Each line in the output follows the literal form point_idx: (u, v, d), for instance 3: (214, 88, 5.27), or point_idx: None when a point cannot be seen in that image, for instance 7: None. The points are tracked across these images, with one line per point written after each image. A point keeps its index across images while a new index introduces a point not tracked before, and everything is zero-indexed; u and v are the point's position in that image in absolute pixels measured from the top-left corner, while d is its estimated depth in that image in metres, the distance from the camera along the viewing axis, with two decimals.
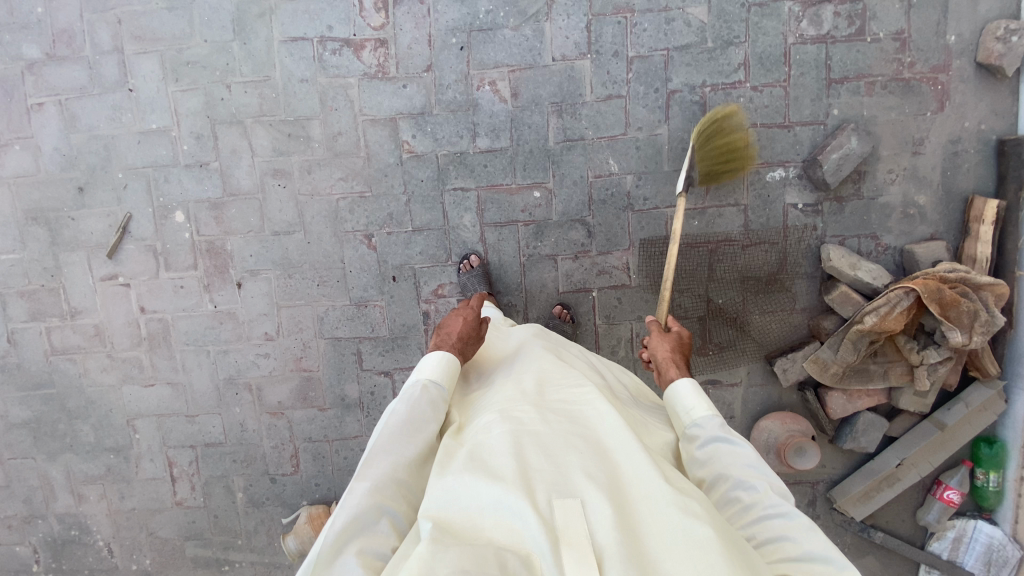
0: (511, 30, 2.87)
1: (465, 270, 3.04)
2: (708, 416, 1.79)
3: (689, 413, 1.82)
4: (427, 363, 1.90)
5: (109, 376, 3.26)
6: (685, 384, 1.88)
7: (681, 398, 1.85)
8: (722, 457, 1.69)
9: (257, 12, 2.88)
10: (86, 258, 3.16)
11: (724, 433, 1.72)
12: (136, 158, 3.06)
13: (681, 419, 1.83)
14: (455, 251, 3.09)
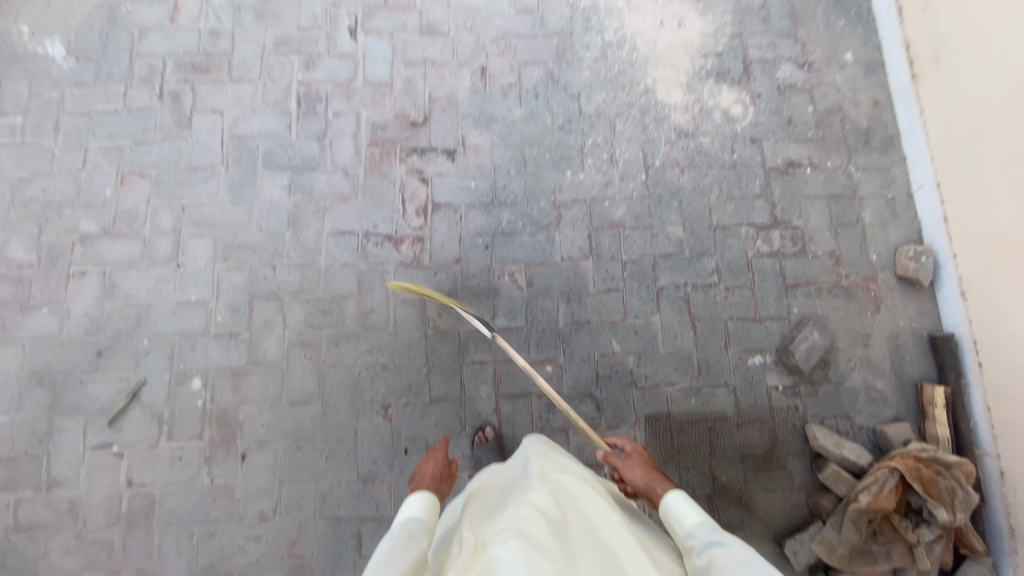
0: (528, 235, 3.44)
1: (479, 442, 3.12)
2: (700, 524, 2.09)
3: (684, 523, 2.12)
4: (411, 504, 2.03)
5: (66, 564, 2.87)
6: (675, 496, 2.20)
7: (673, 510, 2.17)
8: (717, 560, 1.94)
9: (313, 210, 3.37)
10: (83, 425, 3.03)
11: (715, 538, 2.01)
12: (167, 326, 3.18)
13: (680, 532, 2.13)
14: (469, 424, 3.18)
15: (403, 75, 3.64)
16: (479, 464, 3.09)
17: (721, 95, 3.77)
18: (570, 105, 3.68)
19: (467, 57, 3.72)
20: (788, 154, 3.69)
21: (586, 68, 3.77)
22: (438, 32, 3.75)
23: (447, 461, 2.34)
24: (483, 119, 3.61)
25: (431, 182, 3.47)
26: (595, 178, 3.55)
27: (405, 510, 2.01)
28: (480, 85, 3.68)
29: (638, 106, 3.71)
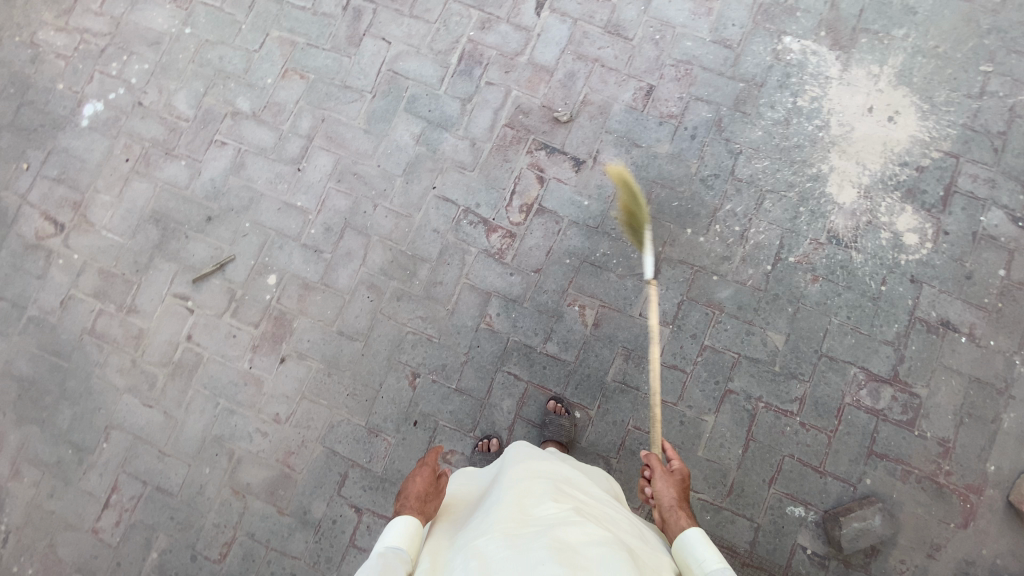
0: (617, 275, 3.24)
1: (480, 449, 3.10)
2: (719, 570, 1.75)
3: (700, 566, 1.79)
4: (391, 532, 1.89)
5: (120, 378, 3.32)
6: (694, 536, 1.87)
7: (689, 547, 1.85)
8: None
9: (430, 168, 3.43)
10: (174, 272, 3.41)
11: None
12: (269, 219, 3.44)
13: (693, 569, 1.81)
14: (480, 427, 3.17)
15: (567, 68, 3.49)
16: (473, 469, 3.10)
17: (897, 215, 3.23)
18: (723, 161, 3.33)
19: (639, 71, 3.47)
20: (945, 311, 3.12)
21: (760, 128, 3.37)
22: (621, 35, 3.52)
23: (437, 469, 2.20)
24: (627, 141, 3.38)
25: (547, 185, 3.37)
26: (713, 246, 3.23)
27: (377, 542, 1.89)
28: (640, 104, 3.42)
29: (797, 190, 3.28)
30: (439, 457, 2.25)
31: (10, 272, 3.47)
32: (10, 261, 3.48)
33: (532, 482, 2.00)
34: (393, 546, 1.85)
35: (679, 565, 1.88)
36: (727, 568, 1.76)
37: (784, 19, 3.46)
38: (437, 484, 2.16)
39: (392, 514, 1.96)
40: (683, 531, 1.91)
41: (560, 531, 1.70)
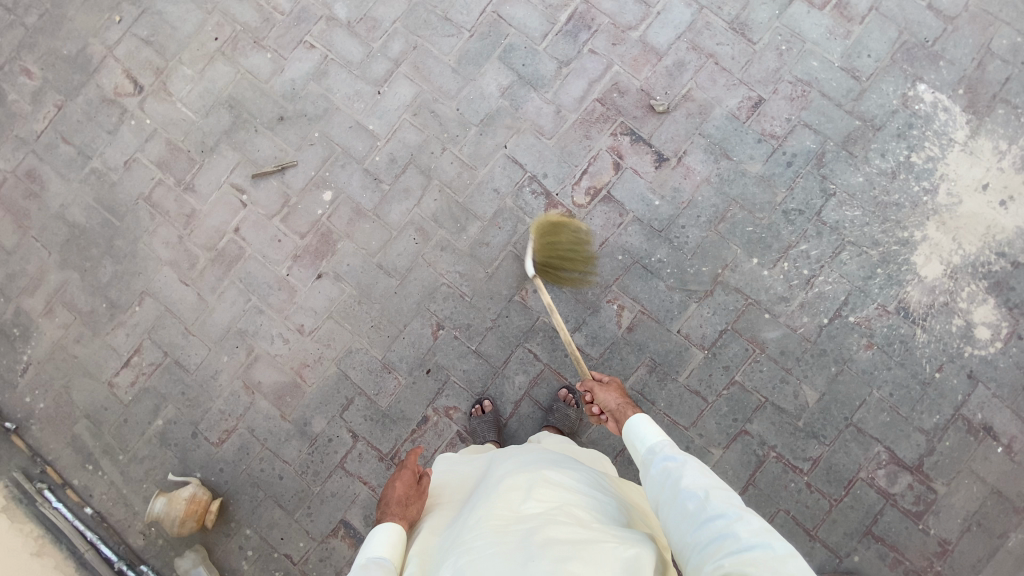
0: (666, 285, 3.12)
1: (476, 414, 3.10)
2: (659, 443, 1.90)
3: (644, 442, 1.94)
4: (374, 543, 1.91)
5: (164, 251, 3.41)
6: (635, 419, 2.02)
7: (633, 434, 1.99)
8: (670, 475, 1.74)
9: (508, 125, 3.31)
10: (236, 163, 3.43)
11: (671, 454, 1.81)
12: (338, 134, 3.40)
13: (639, 453, 1.94)
14: (488, 394, 3.18)
15: (678, 56, 3.27)
16: (473, 433, 3.09)
17: (978, 304, 3.01)
18: (811, 198, 3.12)
19: (753, 79, 3.22)
20: (994, 416, 2.94)
21: (862, 174, 3.12)
22: (744, 36, 3.26)
23: (416, 470, 2.20)
24: (717, 150, 3.18)
25: (622, 174, 3.21)
26: (773, 283, 3.08)
27: (363, 550, 1.91)
28: (743, 115, 3.20)
29: (880, 250, 3.07)
30: (417, 458, 2.24)
31: (83, 120, 3.53)
32: (85, 109, 3.53)
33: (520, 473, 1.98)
34: (377, 557, 1.87)
35: (631, 452, 2.00)
36: (666, 439, 1.91)
37: (925, 64, 3.15)
38: (417, 487, 2.16)
39: (375, 523, 1.97)
40: (628, 419, 2.07)
41: (544, 527, 1.68)
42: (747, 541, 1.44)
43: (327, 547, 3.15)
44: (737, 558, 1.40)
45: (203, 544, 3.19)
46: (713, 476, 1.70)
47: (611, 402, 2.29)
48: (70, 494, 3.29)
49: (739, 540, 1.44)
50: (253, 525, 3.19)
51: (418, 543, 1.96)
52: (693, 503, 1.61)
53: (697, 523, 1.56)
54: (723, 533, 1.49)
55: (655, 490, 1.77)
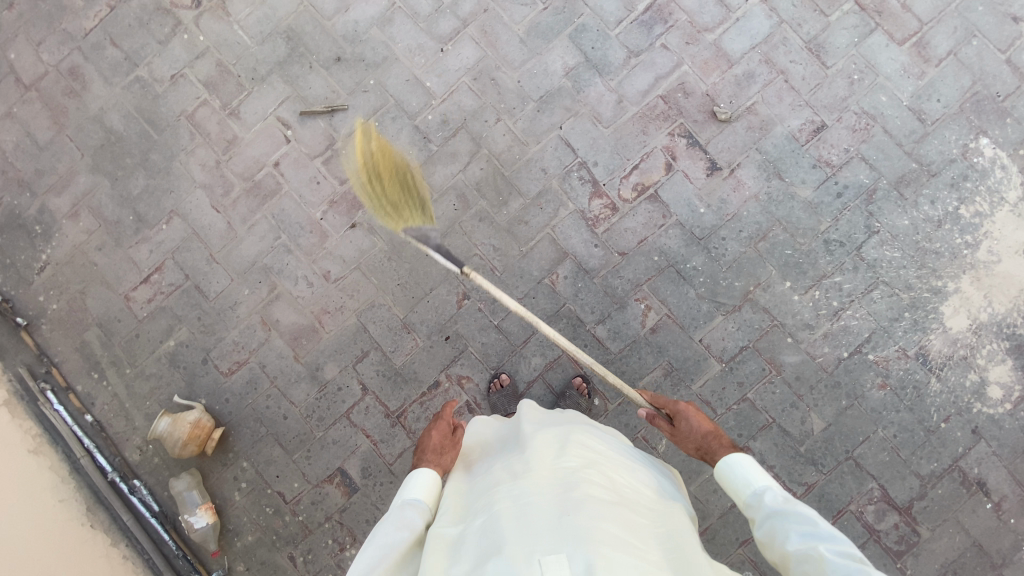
0: (696, 294, 3.13)
1: (494, 389, 3.13)
2: (764, 489, 1.78)
3: (744, 486, 1.83)
4: (411, 485, 1.95)
5: (199, 173, 3.35)
6: (729, 459, 1.90)
7: (728, 474, 1.88)
8: (778, 528, 1.64)
9: (567, 106, 3.25)
10: (285, 97, 3.35)
11: (778, 504, 1.70)
12: (393, 85, 3.32)
13: (741, 498, 1.83)
14: (504, 370, 3.20)
15: (749, 67, 3.22)
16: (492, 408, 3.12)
17: (995, 363, 3.05)
18: (854, 232, 3.12)
19: (819, 103, 3.18)
20: (989, 473, 3.01)
21: (908, 217, 3.12)
22: (819, 58, 3.21)
23: (451, 422, 2.26)
24: (771, 168, 3.16)
25: (672, 175, 3.19)
26: (802, 309, 3.09)
27: (398, 493, 1.95)
28: (803, 137, 3.17)
29: (911, 295, 3.09)
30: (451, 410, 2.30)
31: (135, 25, 3.42)
32: (139, 14, 3.43)
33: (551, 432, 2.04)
34: (414, 499, 1.91)
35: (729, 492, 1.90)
36: (771, 484, 1.78)
37: (992, 119, 3.14)
38: (452, 437, 2.21)
39: (411, 471, 2.00)
40: (723, 459, 1.93)
41: (579, 485, 1.75)
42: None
43: (321, 491, 3.20)
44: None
45: (199, 469, 3.22)
46: (832, 530, 1.55)
47: (699, 428, 2.13)
48: (72, 399, 3.29)
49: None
50: (251, 458, 3.22)
51: (446, 487, 2.03)
52: (813, 567, 1.49)
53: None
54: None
55: (766, 543, 1.67)
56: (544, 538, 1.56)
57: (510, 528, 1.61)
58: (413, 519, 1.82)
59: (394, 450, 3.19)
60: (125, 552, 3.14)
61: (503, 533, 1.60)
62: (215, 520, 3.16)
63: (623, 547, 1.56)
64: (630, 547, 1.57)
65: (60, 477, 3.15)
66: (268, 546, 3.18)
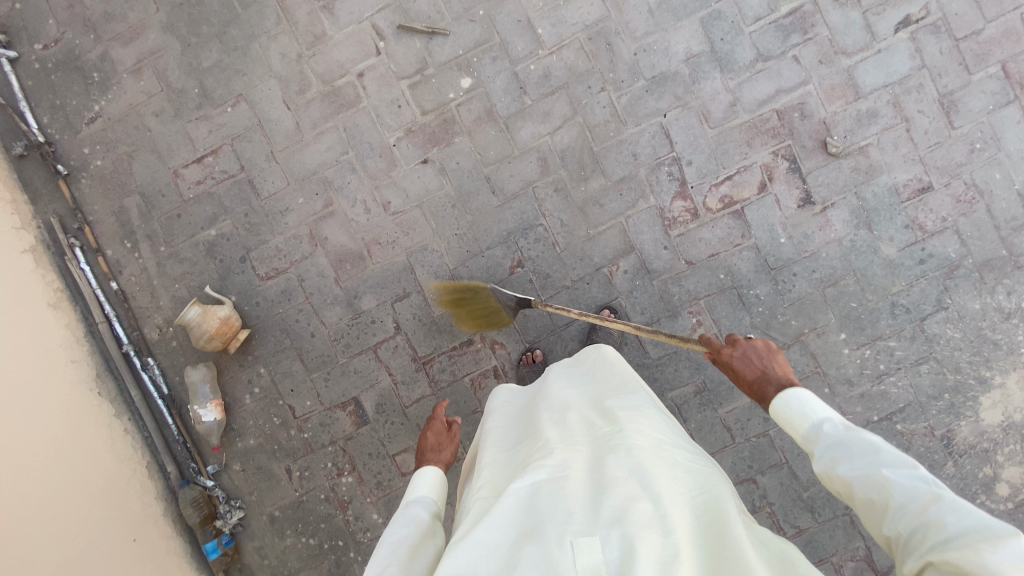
0: (750, 322, 3.08)
1: (525, 362, 3.08)
2: (821, 420, 1.65)
3: (805, 418, 1.68)
4: (418, 482, 2.01)
5: (277, 62, 3.12)
6: (782, 395, 1.74)
7: (785, 407, 1.74)
8: (844, 458, 1.52)
9: (678, 96, 3.05)
10: (386, 4, 3.10)
11: (841, 431, 1.59)
12: (503, 22, 3.07)
13: (796, 429, 1.70)
14: (539, 345, 3.14)
15: (875, 105, 3.03)
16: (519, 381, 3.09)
17: (1012, 462, 3.03)
18: (924, 302, 3.05)
19: (933, 163, 3.03)
20: None
21: (981, 301, 3.03)
22: (948, 115, 3.02)
23: (444, 421, 2.28)
24: (863, 217, 3.05)
25: (763, 197, 3.06)
26: (847, 364, 3.07)
27: (406, 491, 2.01)
28: (904, 194, 3.04)
29: (958, 378, 3.04)
30: (443, 410, 2.33)
31: None
32: None
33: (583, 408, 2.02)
34: (419, 497, 1.97)
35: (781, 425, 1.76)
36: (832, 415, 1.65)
37: None
38: (447, 433, 2.22)
39: (414, 470, 2.06)
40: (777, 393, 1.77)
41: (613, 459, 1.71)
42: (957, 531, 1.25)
43: (331, 415, 3.18)
44: (952, 554, 1.22)
45: (215, 363, 3.17)
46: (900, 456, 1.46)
47: (756, 357, 1.87)
48: (100, 262, 3.16)
49: (947, 530, 1.26)
50: (269, 366, 3.17)
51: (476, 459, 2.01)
52: (881, 493, 1.41)
53: (918, 528, 1.31)
54: (929, 527, 1.29)
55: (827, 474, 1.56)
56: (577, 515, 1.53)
57: (543, 505, 1.58)
58: (419, 514, 1.88)
59: (413, 394, 3.15)
60: (127, 426, 3.09)
61: (537, 508, 1.57)
62: (223, 418, 3.15)
63: (659, 522, 1.51)
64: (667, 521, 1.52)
65: (75, 337, 3.05)
66: (268, 454, 3.19)
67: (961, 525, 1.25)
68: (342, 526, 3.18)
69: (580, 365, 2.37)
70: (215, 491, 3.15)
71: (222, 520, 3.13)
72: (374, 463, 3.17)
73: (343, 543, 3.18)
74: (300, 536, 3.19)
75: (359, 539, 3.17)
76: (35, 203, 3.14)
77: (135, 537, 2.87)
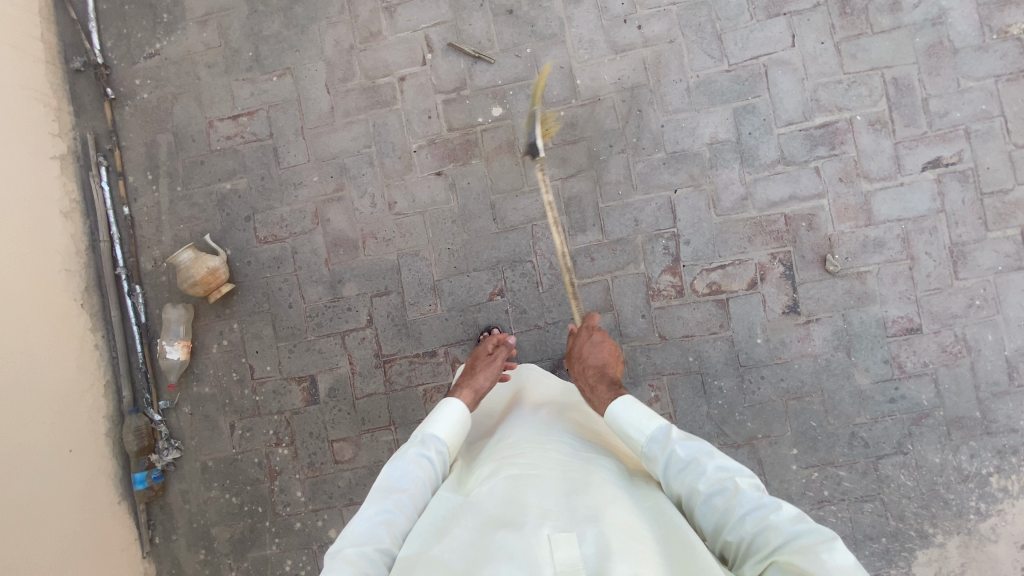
0: (706, 412, 3.08)
1: (485, 339, 3.11)
2: (660, 430, 1.80)
3: (646, 432, 1.82)
4: (449, 407, 2.08)
5: (330, 48, 3.29)
6: (623, 404, 1.93)
7: (621, 416, 1.91)
8: (676, 473, 1.71)
9: (694, 176, 3.11)
10: (443, 20, 3.24)
11: (676, 441, 1.75)
12: (547, 65, 3.18)
13: (636, 441, 1.85)
14: (499, 324, 3.19)
15: (883, 235, 3.03)
16: None
17: None
18: (884, 441, 3.00)
19: (928, 307, 3.00)
20: None
21: (941, 456, 2.97)
22: (955, 264, 3.00)
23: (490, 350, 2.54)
24: (845, 340, 3.03)
25: (751, 294, 3.08)
26: (792, 480, 3.03)
27: (422, 425, 2.03)
28: (892, 329, 3.01)
29: (899, 525, 2.97)
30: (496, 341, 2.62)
31: None
32: None
33: (551, 424, 2.04)
34: (435, 434, 1.99)
35: (628, 439, 1.89)
36: (663, 420, 1.82)
37: None
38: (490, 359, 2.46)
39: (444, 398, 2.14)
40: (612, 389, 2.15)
41: (576, 471, 1.73)
42: (791, 534, 1.46)
43: (285, 386, 3.27)
44: (792, 543, 1.43)
45: (194, 307, 3.31)
46: (724, 460, 1.67)
47: (601, 352, 2.44)
48: (120, 186, 3.33)
49: (772, 526, 1.49)
50: (243, 323, 3.29)
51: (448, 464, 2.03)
52: (726, 498, 1.59)
53: (742, 523, 1.54)
54: (756, 527, 1.51)
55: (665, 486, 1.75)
56: (553, 511, 1.50)
57: (514, 501, 1.55)
58: (429, 456, 1.92)
59: (366, 387, 3.23)
60: (98, 342, 3.24)
61: (509, 511, 1.52)
62: (186, 359, 3.27)
63: (629, 530, 1.47)
64: (637, 533, 1.48)
65: (76, 248, 3.22)
66: (217, 405, 3.29)
67: (772, 521, 1.50)
68: (265, 494, 3.26)
69: (550, 386, 2.41)
70: (159, 427, 3.25)
71: (157, 455, 3.23)
72: (312, 443, 3.25)
73: (261, 510, 3.25)
74: (224, 491, 3.28)
75: (277, 511, 3.24)
76: (78, 116, 3.34)
77: (70, 448, 2.99)
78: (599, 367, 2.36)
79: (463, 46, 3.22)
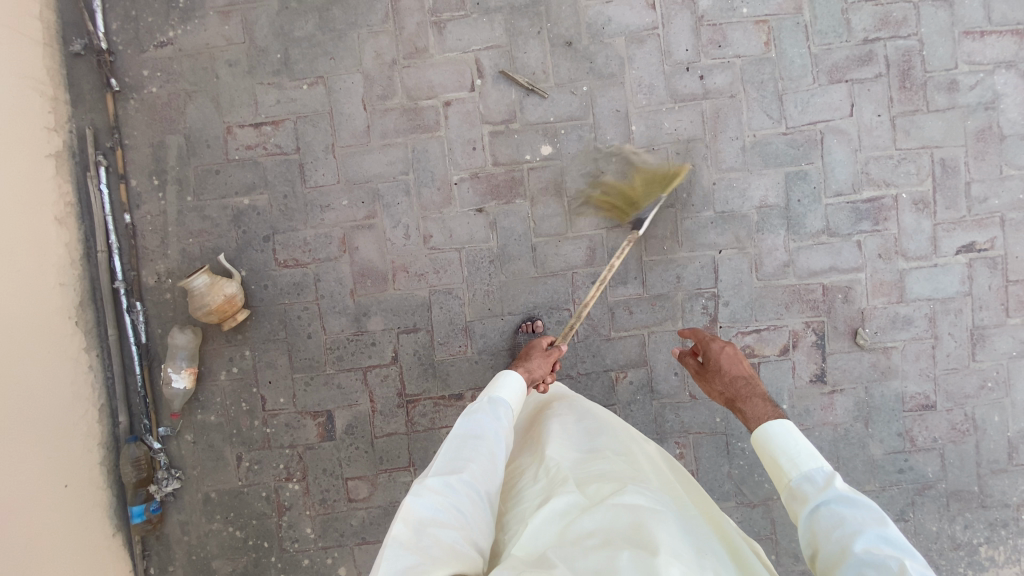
0: (727, 471, 3.14)
1: (524, 331, 3.04)
2: (819, 471, 1.75)
3: (798, 469, 1.79)
4: (508, 384, 2.16)
5: (369, 59, 3.01)
6: (775, 430, 1.88)
7: (774, 441, 1.87)
8: (820, 520, 1.64)
9: (740, 238, 3.07)
10: (496, 44, 3.01)
11: (834, 489, 1.68)
12: (603, 106, 3.03)
13: (786, 473, 1.82)
14: (539, 313, 3.09)
15: (913, 313, 3.10)
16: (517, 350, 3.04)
17: None
18: (889, 508, 3.14)
19: (944, 386, 3.12)
20: None
21: (939, 524, 3.14)
22: (974, 346, 3.11)
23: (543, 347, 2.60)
24: (865, 411, 3.13)
25: (782, 360, 3.11)
26: None
27: (491, 390, 2.13)
28: (909, 404, 3.12)
29: None
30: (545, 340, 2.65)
31: None
32: None
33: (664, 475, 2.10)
34: (501, 398, 2.10)
35: (775, 471, 1.86)
36: (826, 465, 1.76)
37: None
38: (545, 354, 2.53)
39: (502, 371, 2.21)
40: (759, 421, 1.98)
41: (683, 516, 1.82)
42: None
43: (299, 420, 3.10)
44: None
45: (202, 330, 3.06)
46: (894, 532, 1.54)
47: (733, 362, 2.28)
48: (121, 190, 3.00)
49: None
50: (255, 352, 3.08)
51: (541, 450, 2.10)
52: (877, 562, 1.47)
53: None
54: None
55: (804, 530, 1.69)
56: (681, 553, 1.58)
57: (646, 530, 1.62)
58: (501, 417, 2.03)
59: (386, 427, 3.11)
60: (93, 363, 2.96)
61: (639, 534, 1.60)
62: (192, 386, 3.03)
63: None
64: None
65: (70, 258, 2.90)
66: (224, 435, 3.09)
67: None
68: (271, 529, 3.12)
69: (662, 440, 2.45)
70: (159, 455, 3.04)
71: (156, 485, 3.03)
72: (325, 480, 3.12)
73: (267, 545, 3.12)
74: (227, 524, 3.11)
75: (284, 547, 3.12)
76: (75, 106, 2.97)
77: (66, 483, 2.75)
78: (744, 377, 2.22)
79: (516, 75, 3.01)
